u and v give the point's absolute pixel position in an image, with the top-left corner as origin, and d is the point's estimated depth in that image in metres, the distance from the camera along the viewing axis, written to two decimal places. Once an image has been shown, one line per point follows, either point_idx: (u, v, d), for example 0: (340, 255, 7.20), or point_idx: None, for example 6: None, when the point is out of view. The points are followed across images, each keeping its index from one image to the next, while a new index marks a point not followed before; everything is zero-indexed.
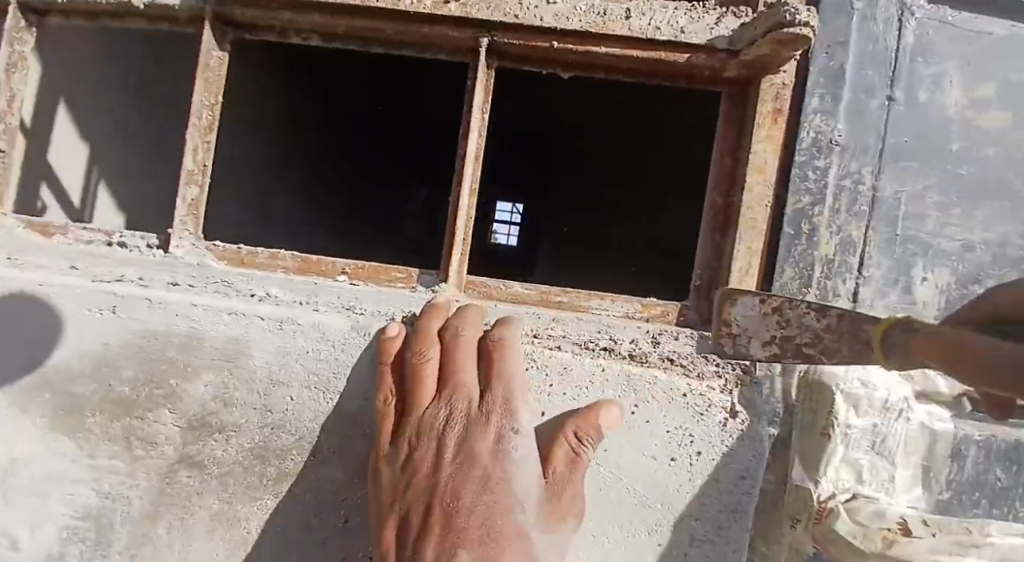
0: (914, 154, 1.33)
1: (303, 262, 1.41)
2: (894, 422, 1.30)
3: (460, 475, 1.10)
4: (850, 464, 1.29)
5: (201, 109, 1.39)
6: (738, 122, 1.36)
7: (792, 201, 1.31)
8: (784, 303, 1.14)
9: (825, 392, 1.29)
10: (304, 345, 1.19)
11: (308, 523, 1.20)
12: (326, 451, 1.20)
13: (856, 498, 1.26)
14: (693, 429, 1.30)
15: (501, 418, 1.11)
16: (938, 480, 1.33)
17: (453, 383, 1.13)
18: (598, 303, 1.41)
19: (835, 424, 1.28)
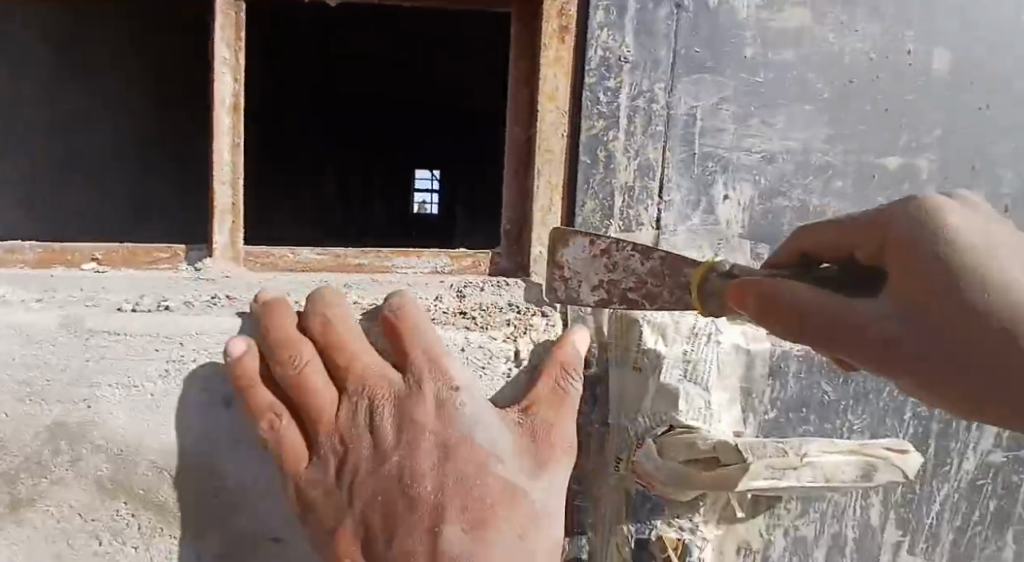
0: (708, 64, 1.24)
1: (45, 253, 1.23)
2: (704, 346, 1.18)
3: (411, 457, 0.96)
4: (665, 394, 1.17)
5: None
6: (528, 45, 1.24)
7: (585, 127, 1.22)
8: (613, 244, 1.00)
9: (633, 325, 1.18)
10: (3, 351, 1.02)
11: (56, 552, 1.04)
12: (59, 469, 1.03)
13: (671, 430, 1.14)
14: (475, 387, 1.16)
15: (433, 379, 0.99)
16: (761, 401, 1.27)
17: (357, 375, 0.99)
18: (403, 261, 1.26)
19: (642, 355, 1.18)
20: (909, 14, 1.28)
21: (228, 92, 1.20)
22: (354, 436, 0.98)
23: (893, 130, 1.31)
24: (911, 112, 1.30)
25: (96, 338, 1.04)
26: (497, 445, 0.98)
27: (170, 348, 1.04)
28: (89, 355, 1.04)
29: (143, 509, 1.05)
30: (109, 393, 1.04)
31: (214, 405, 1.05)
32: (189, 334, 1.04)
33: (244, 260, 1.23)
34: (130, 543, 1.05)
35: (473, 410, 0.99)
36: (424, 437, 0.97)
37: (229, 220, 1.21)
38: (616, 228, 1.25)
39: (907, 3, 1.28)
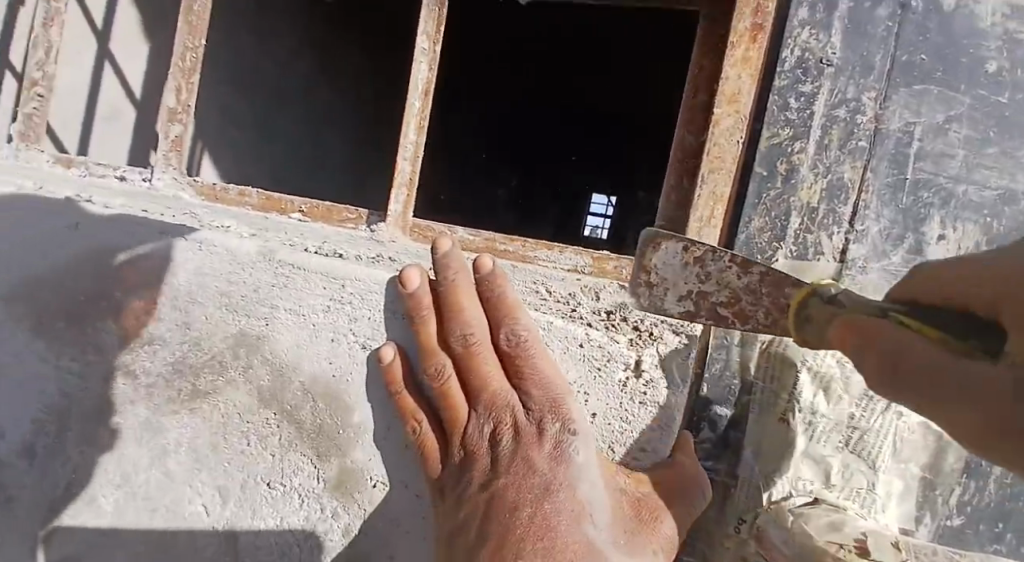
0: (936, 74, 1.08)
1: (265, 198, 1.34)
2: (876, 416, 1.05)
3: (516, 486, 0.96)
4: (817, 461, 1.05)
5: (184, 52, 1.45)
6: (715, 46, 1.14)
7: (766, 135, 1.12)
8: (707, 252, 0.91)
9: (790, 370, 1.07)
10: (218, 267, 1.18)
11: (213, 444, 1.17)
12: (233, 371, 1.17)
13: (816, 504, 1.02)
14: (592, 392, 1.09)
15: (551, 421, 0.99)
16: (946, 502, 1.06)
17: (488, 398, 1.00)
18: (544, 253, 1.16)
19: (796, 408, 1.06)
20: None
21: (423, 77, 1.32)
22: (475, 452, 1.00)
23: None
24: None
25: (283, 268, 1.16)
26: (593, 506, 0.95)
27: (334, 287, 1.13)
28: (275, 280, 1.16)
29: (286, 423, 1.13)
30: (285, 319, 1.15)
31: (355, 348, 1.11)
32: (350, 279, 1.12)
33: (410, 230, 1.29)
34: (269, 451, 1.14)
35: (585, 462, 0.97)
36: (532, 473, 0.97)
37: (405, 191, 1.30)
38: (789, 252, 1.11)
39: None
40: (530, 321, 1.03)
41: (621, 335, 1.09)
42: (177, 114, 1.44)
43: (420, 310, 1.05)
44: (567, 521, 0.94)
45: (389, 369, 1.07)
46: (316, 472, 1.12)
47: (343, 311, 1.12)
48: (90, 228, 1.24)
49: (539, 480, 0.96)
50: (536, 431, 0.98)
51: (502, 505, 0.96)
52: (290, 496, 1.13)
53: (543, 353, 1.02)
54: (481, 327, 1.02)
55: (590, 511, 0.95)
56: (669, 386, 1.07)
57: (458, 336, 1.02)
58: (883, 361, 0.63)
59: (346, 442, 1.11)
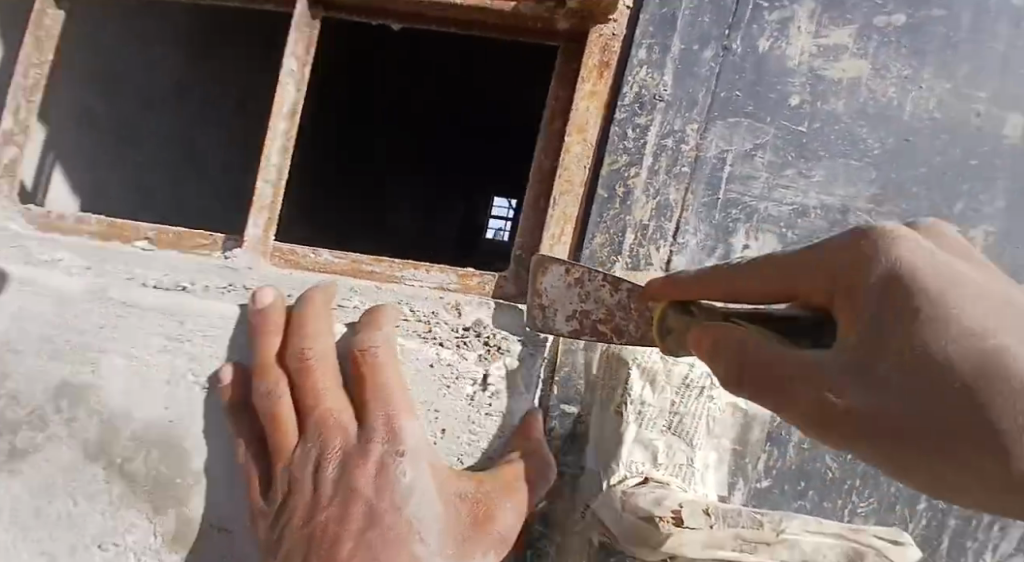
0: (747, 108, 1.20)
1: (109, 227, 1.23)
2: (692, 398, 1.09)
3: (340, 516, 0.94)
4: (645, 446, 1.07)
5: (27, 68, 1.37)
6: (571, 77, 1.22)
7: (607, 160, 1.19)
8: (585, 272, 0.95)
9: (624, 367, 1.10)
10: (40, 308, 1.12)
11: (36, 508, 1.08)
12: (55, 426, 1.10)
13: (646, 483, 1.03)
14: (440, 406, 1.11)
15: (381, 443, 0.96)
16: (756, 467, 1.16)
17: (318, 417, 0.98)
18: (411, 272, 1.20)
19: (628, 400, 1.08)
20: (974, 78, 1.20)
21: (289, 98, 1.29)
22: (295, 478, 0.97)
23: (957, 199, 1.19)
24: (982, 183, 1.19)
25: (114, 306, 1.12)
26: (422, 522, 0.94)
27: (172, 325, 1.11)
28: (106, 322, 1.12)
29: (115, 478, 1.08)
30: (117, 362, 1.11)
31: (193, 389, 1.08)
32: (191, 315, 1.11)
33: (273, 257, 1.23)
34: (98, 510, 1.08)
35: (414, 483, 0.95)
36: (354, 496, 0.94)
37: (265, 216, 1.23)
38: (624, 265, 1.18)
39: (972, 69, 1.20)
40: (392, 336, 1.05)
41: (470, 351, 1.13)
42: (14, 136, 1.36)
43: (264, 327, 1.04)
44: (392, 548, 0.92)
45: (228, 388, 1.05)
46: (151, 527, 1.07)
47: (182, 350, 1.10)
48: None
49: (364, 506, 0.94)
50: (361, 448, 0.96)
51: (320, 538, 0.93)
52: (123, 554, 1.07)
53: (392, 371, 1.01)
54: (322, 342, 1.02)
55: (417, 532, 0.93)
56: (512, 396, 1.12)
57: (296, 352, 1.01)
58: (731, 367, 0.64)
59: (183, 491, 1.07)
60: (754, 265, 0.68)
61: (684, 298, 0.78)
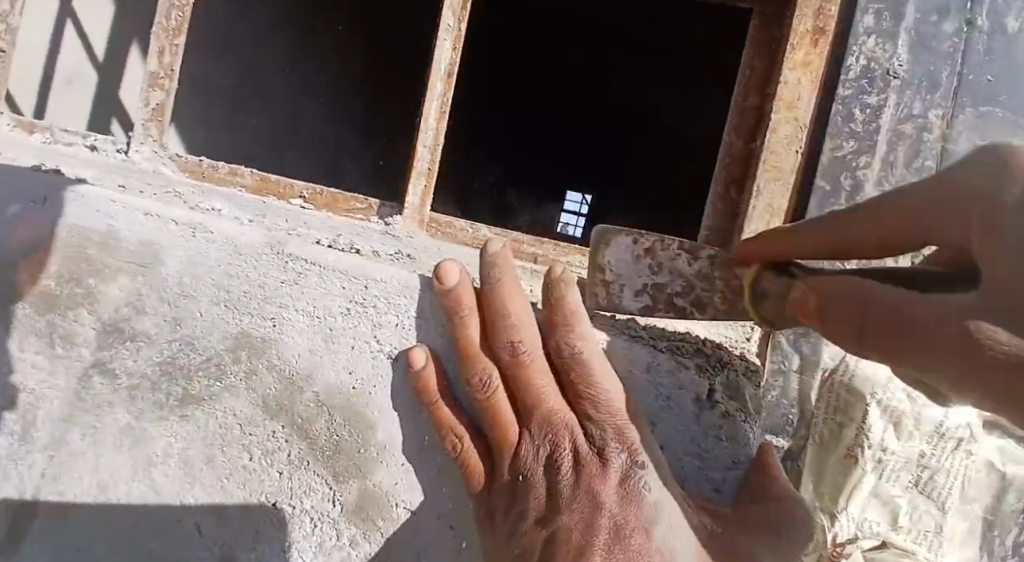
0: (1000, 98, 1.06)
1: (261, 181, 1.23)
2: (944, 452, 1.00)
3: (584, 523, 0.89)
4: (885, 502, 1.00)
5: (169, 9, 1.28)
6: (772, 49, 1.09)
7: (829, 145, 1.06)
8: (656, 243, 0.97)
9: (860, 403, 1.01)
10: (214, 257, 1.03)
11: (210, 456, 1.05)
12: (233, 377, 1.04)
13: (886, 549, 0.98)
14: (656, 420, 0.99)
15: (616, 450, 0.91)
16: (1002, 541, 1.07)
17: (544, 416, 0.91)
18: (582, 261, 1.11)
19: (865, 445, 1.00)
20: None
21: (446, 59, 1.24)
22: (532, 476, 0.92)
23: None
24: None
25: (294, 263, 1.01)
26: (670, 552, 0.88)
27: (356, 288, 1.00)
28: (285, 278, 1.01)
29: (296, 438, 1.02)
30: (296, 324, 1.02)
31: (377, 357, 0.99)
32: (374, 279, 0.99)
33: (427, 226, 1.21)
34: (275, 468, 1.03)
35: (657, 499, 0.89)
36: (598, 512, 0.90)
37: (423, 182, 1.21)
38: None
39: None
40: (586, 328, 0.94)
41: (686, 356, 1.00)
42: (160, 79, 1.28)
43: (459, 312, 0.93)
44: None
45: (421, 374, 0.96)
46: (331, 494, 1.01)
47: (366, 316, 1.00)
48: (57, 201, 1.06)
49: (607, 521, 0.89)
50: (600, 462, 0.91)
51: (567, 545, 0.89)
52: (299, 518, 1.02)
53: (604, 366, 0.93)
54: (529, 335, 0.92)
55: (669, 557, 0.88)
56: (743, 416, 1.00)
57: (506, 346, 0.92)
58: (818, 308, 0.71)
59: (367, 462, 1.00)
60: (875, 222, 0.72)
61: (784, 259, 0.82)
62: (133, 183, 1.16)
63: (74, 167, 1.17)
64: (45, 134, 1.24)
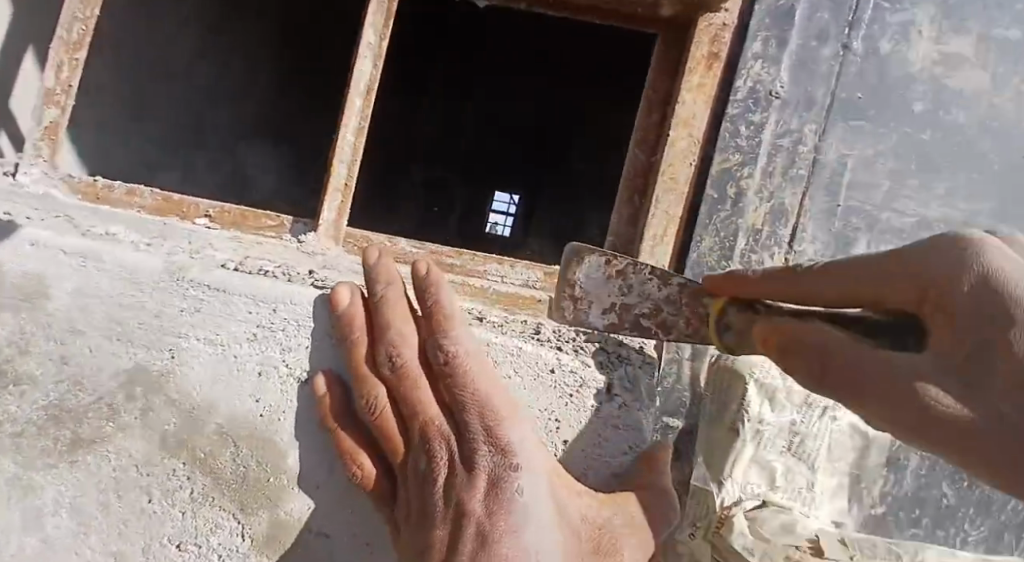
0: (869, 112, 1.18)
1: (164, 201, 1.16)
2: (815, 420, 1.09)
3: (451, 539, 0.86)
4: (763, 467, 1.08)
5: (71, 22, 1.19)
6: (672, 67, 1.15)
7: (717, 159, 1.15)
8: (628, 265, 0.91)
9: (739, 381, 1.08)
10: (107, 288, 0.99)
11: (105, 503, 0.98)
12: (128, 416, 0.98)
13: (766, 508, 1.06)
14: (563, 416, 0.99)
15: (484, 453, 0.87)
16: (871, 492, 1.17)
17: (419, 425, 0.90)
18: (496, 267, 1.12)
19: (745, 418, 1.07)
20: None
21: (364, 75, 1.23)
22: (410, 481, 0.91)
23: None
24: None
25: (195, 288, 1.00)
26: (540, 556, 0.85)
27: (262, 312, 0.99)
28: (186, 304, 0.99)
29: (199, 474, 0.97)
30: (200, 354, 0.98)
31: (285, 382, 0.98)
32: (282, 301, 0.99)
33: (344, 241, 1.20)
34: (178, 509, 0.97)
35: (528, 504, 0.86)
36: (466, 520, 0.86)
37: (339, 197, 1.20)
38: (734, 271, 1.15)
39: None
40: (468, 332, 0.93)
41: (589, 356, 1.02)
42: (56, 95, 1.18)
43: (348, 329, 0.95)
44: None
45: (322, 395, 0.96)
46: (239, 528, 0.97)
47: (272, 340, 0.99)
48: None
49: (473, 529, 0.85)
50: (467, 469, 0.88)
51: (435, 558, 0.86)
52: (205, 557, 0.97)
53: (483, 369, 0.91)
54: (410, 342, 0.93)
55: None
56: (642, 410, 1.02)
57: (385, 358, 0.92)
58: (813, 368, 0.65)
59: (279, 490, 0.97)
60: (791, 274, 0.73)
61: (745, 295, 0.79)
62: (20, 209, 1.06)
63: None
64: None
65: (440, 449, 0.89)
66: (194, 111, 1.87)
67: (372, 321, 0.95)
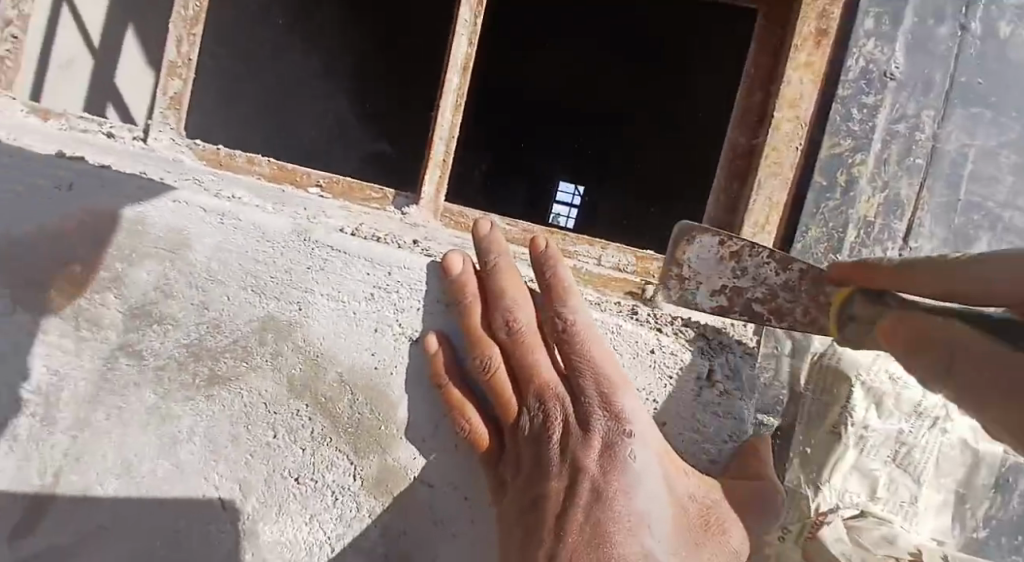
0: (990, 100, 1.15)
1: (278, 169, 1.26)
2: (923, 431, 1.10)
3: (566, 490, 0.94)
4: (864, 474, 1.10)
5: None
6: (775, 49, 1.15)
7: (827, 143, 1.14)
8: (745, 248, 1.01)
9: (843, 383, 1.10)
10: (242, 243, 1.07)
11: (236, 436, 1.08)
12: (259, 358, 1.08)
13: (864, 517, 1.08)
14: (659, 393, 1.03)
15: (600, 418, 0.95)
16: (976, 514, 1.14)
17: (535, 387, 0.97)
18: (587, 250, 1.16)
19: (849, 422, 1.10)
20: None
21: (463, 51, 1.28)
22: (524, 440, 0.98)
23: None
24: None
25: (319, 249, 1.07)
26: (649, 515, 0.93)
27: (379, 274, 1.06)
28: (311, 263, 1.07)
29: (320, 416, 1.07)
30: (324, 309, 1.06)
31: (400, 339, 1.05)
32: (398, 265, 1.06)
33: (442, 216, 1.26)
34: (300, 445, 1.07)
35: (642, 468, 0.93)
36: (581, 476, 0.94)
37: (439, 171, 1.26)
38: (841, 263, 1.15)
39: None
40: (582, 304, 0.99)
41: (688, 340, 1.05)
42: (177, 68, 1.31)
43: (462, 296, 1.01)
44: (621, 530, 0.92)
45: (433, 356, 1.02)
46: (353, 468, 1.06)
47: (389, 301, 1.05)
48: (87, 186, 1.09)
49: (588, 485, 0.94)
50: (581, 431, 0.95)
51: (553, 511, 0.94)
52: (321, 491, 1.07)
53: (597, 339, 0.97)
54: (525, 310, 0.99)
55: (644, 521, 0.93)
56: (739, 394, 1.04)
57: (501, 323, 0.99)
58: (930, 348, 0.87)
59: (389, 438, 1.05)
60: (935, 272, 0.88)
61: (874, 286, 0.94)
62: (155, 169, 1.17)
63: (96, 152, 1.18)
64: (62, 121, 1.25)
65: (556, 413, 0.96)
66: (284, 70, 2.01)
67: (486, 289, 1.01)
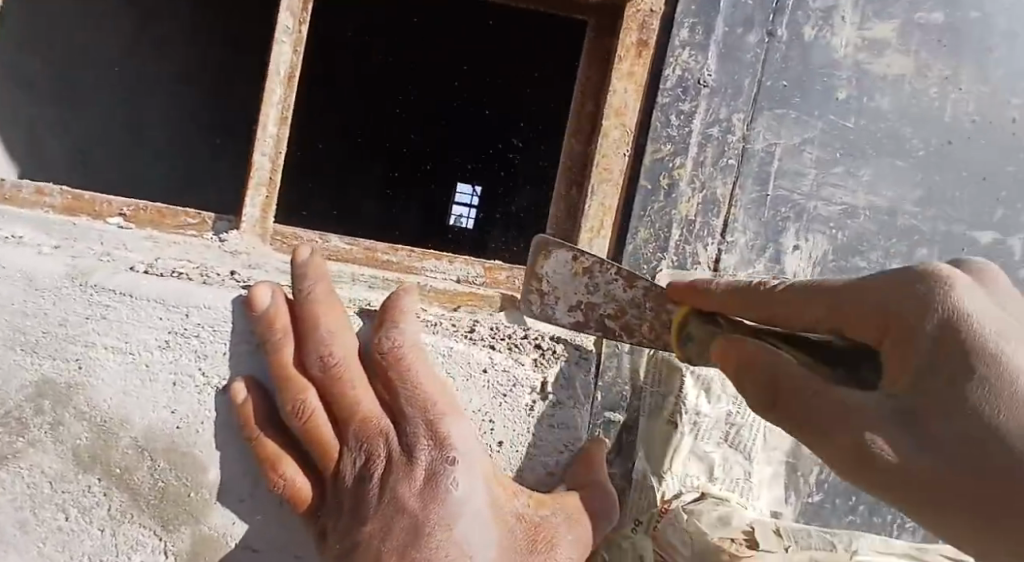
0: (794, 100, 1.18)
1: (72, 199, 1.07)
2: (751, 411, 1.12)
3: (382, 530, 0.85)
4: (700, 458, 1.11)
5: None
6: (603, 57, 1.16)
7: (649, 148, 1.14)
8: (595, 262, 0.91)
9: (676, 376, 1.09)
10: (8, 297, 0.94)
11: (19, 522, 0.94)
12: (37, 430, 0.94)
13: (703, 500, 1.07)
14: (493, 413, 0.99)
15: (425, 449, 0.87)
16: (807, 480, 1.17)
17: (357, 425, 0.88)
18: (434, 263, 1.12)
19: (682, 410, 1.10)
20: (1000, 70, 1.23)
21: (285, 61, 1.15)
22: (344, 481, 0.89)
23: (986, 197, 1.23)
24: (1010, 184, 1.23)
25: (99, 296, 0.94)
26: (475, 548, 0.85)
27: (175, 319, 0.94)
28: (90, 313, 0.94)
29: (117, 488, 0.94)
30: (114, 365, 0.94)
31: (203, 391, 0.94)
32: (196, 306, 0.95)
33: (271, 239, 1.12)
34: (95, 524, 0.94)
35: (465, 496, 0.86)
36: (402, 516, 0.85)
37: (263, 193, 1.12)
38: (670, 263, 1.14)
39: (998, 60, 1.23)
40: (416, 328, 0.92)
41: (522, 354, 1.01)
42: None
43: (271, 332, 0.91)
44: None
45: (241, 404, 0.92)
46: (162, 547, 0.95)
47: (188, 347, 0.95)
48: None
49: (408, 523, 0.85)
50: (404, 466, 0.87)
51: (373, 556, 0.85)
52: None
53: (423, 367, 0.90)
54: (345, 343, 0.90)
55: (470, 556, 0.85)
56: (572, 405, 1.01)
57: (315, 358, 0.89)
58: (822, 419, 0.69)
59: (200, 504, 0.95)
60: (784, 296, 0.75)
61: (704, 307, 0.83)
62: None
63: None
64: None
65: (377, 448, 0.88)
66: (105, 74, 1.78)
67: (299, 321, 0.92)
